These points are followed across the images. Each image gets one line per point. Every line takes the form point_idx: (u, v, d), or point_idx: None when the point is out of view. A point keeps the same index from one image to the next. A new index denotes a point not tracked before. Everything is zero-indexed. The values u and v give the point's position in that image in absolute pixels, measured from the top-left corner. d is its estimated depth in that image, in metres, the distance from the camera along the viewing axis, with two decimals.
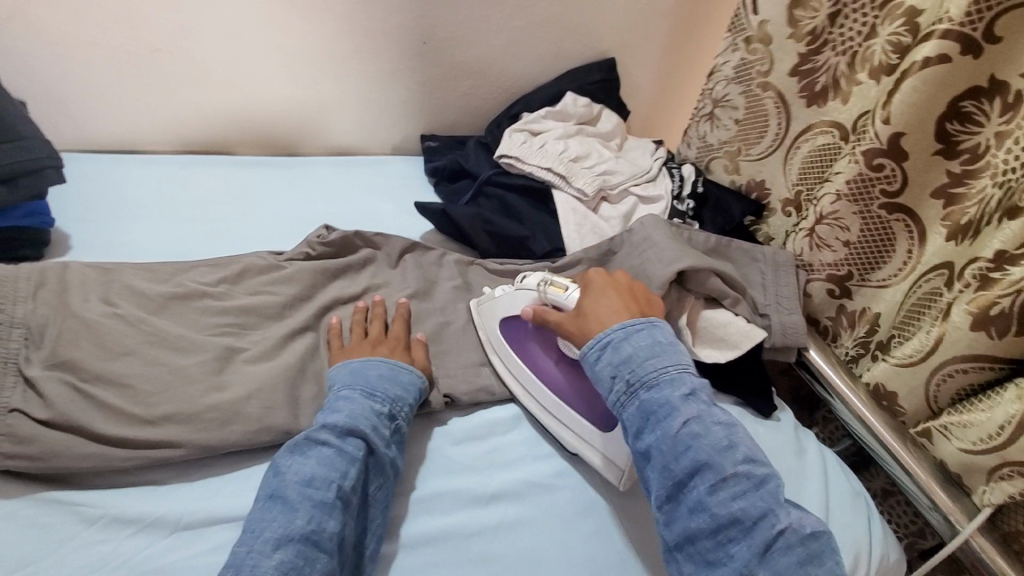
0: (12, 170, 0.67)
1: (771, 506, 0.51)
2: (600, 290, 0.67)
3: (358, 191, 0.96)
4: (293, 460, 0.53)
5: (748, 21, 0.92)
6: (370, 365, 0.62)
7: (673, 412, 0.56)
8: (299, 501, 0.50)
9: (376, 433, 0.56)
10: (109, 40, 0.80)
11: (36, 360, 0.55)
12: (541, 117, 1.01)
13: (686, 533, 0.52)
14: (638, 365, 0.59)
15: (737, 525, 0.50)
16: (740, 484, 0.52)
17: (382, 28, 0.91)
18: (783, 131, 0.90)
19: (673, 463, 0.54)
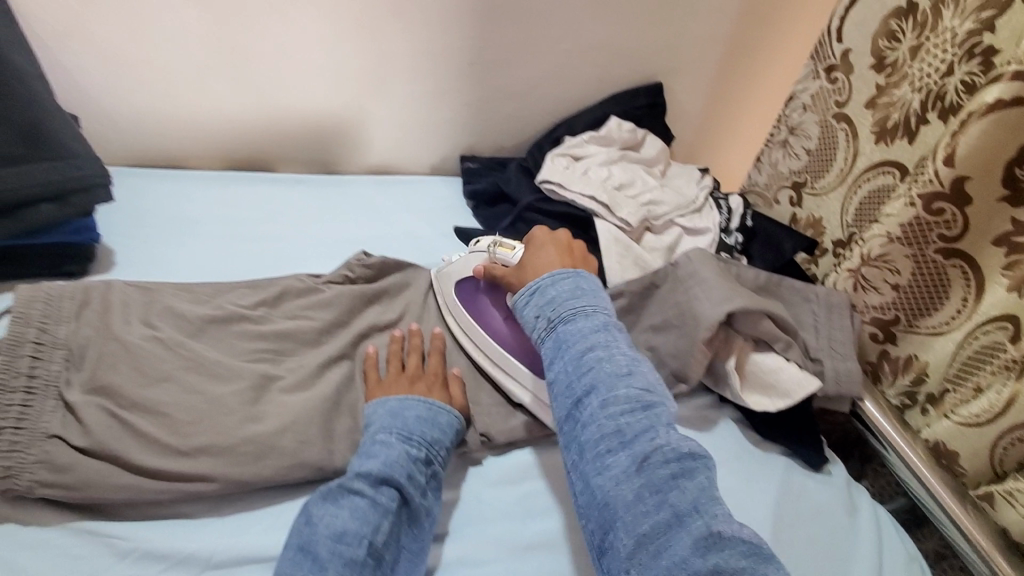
0: (64, 186, 0.67)
1: (657, 425, 0.50)
2: (541, 245, 0.68)
3: (396, 212, 0.95)
4: (326, 510, 0.51)
5: (833, 49, 0.88)
6: (407, 406, 0.61)
7: (580, 338, 0.55)
8: (329, 559, 0.47)
9: (410, 483, 0.54)
10: (163, 58, 0.81)
11: (76, 384, 0.55)
12: (584, 142, 0.99)
13: (576, 448, 0.51)
14: (558, 302, 0.59)
15: (619, 439, 0.49)
16: (631, 405, 0.51)
17: (429, 50, 0.90)
18: (849, 166, 0.86)
19: (573, 383, 0.53)
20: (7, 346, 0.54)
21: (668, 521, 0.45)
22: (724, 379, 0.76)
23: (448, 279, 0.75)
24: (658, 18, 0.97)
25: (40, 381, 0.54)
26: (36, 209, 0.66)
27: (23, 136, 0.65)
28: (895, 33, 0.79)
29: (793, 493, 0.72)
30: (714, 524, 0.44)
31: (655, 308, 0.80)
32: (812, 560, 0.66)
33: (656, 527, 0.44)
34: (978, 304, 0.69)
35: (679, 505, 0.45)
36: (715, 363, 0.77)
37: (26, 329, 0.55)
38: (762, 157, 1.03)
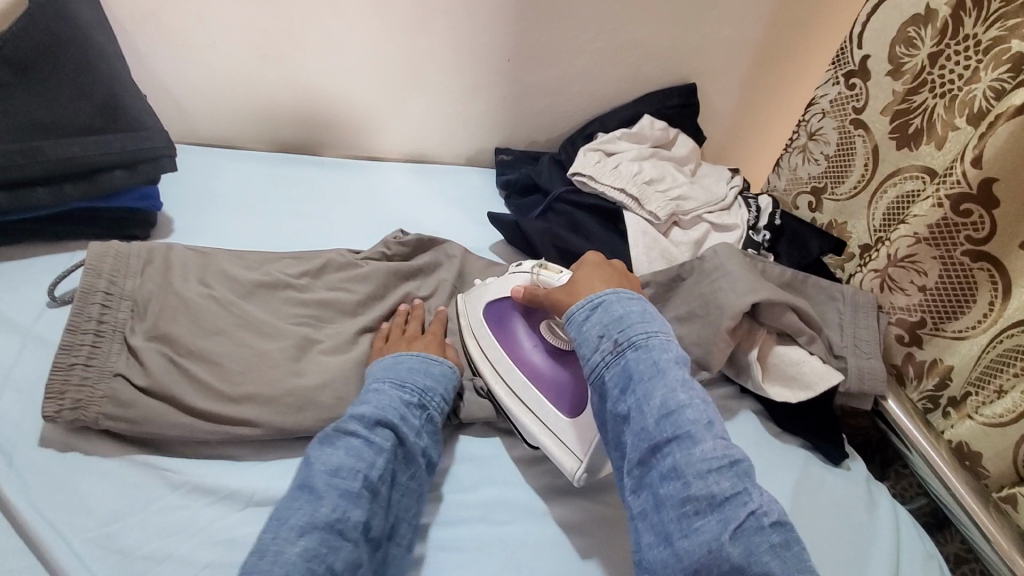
0: (133, 158, 0.73)
1: (746, 485, 0.49)
2: (590, 267, 0.68)
3: (432, 199, 0.99)
4: (323, 447, 0.53)
5: (852, 56, 0.90)
6: (400, 359, 0.63)
7: (658, 377, 0.54)
8: (326, 489, 0.50)
9: (404, 424, 0.57)
10: (224, 45, 0.87)
11: (139, 331, 0.60)
12: (616, 138, 1.01)
13: (655, 500, 0.50)
14: (629, 328, 0.58)
15: (708, 498, 0.48)
16: (719, 462, 0.49)
17: (469, 46, 0.94)
18: (868, 175, 0.88)
19: (650, 427, 0.52)
20: (79, 295, 0.60)
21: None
22: (747, 371, 0.77)
23: (483, 300, 0.74)
24: (693, 21, 1.00)
25: (109, 326, 0.59)
26: (111, 175, 0.72)
27: (105, 111, 0.72)
28: (913, 39, 0.80)
29: (812, 484, 0.73)
30: None
31: (679, 299, 0.82)
32: (826, 546, 0.67)
33: None
34: (1006, 306, 0.69)
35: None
36: (738, 354, 0.78)
37: (97, 281, 0.61)
38: (782, 162, 1.05)
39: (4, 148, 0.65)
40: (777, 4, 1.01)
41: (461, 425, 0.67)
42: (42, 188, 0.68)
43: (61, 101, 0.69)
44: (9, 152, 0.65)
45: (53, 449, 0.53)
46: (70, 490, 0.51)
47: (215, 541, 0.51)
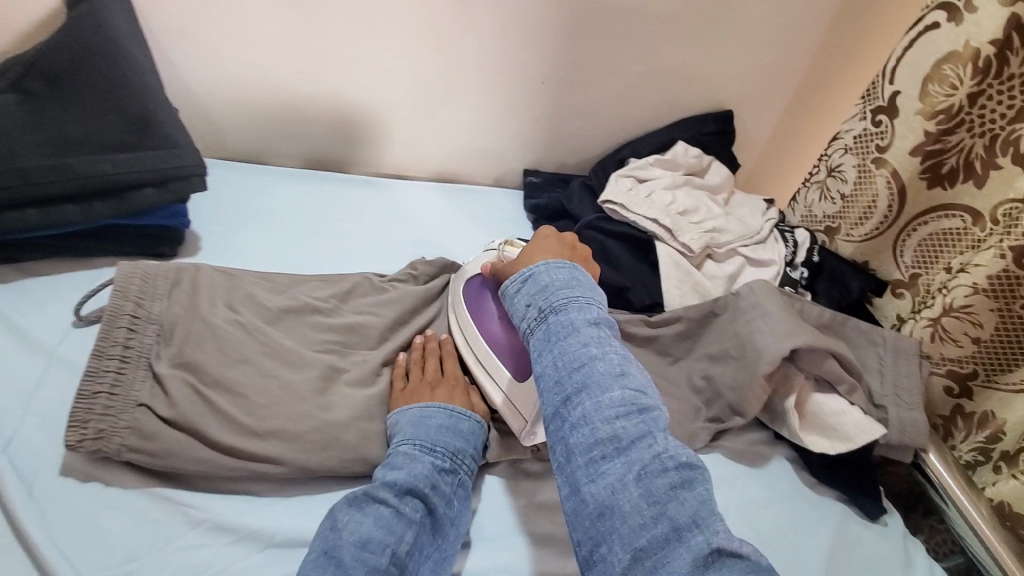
0: (166, 172, 0.72)
1: (653, 430, 0.47)
2: (541, 239, 0.67)
3: (462, 221, 0.98)
4: (351, 516, 0.51)
5: (882, 91, 0.85)
6: (429, 414, 0.62)
7: (573, 333, 0.53)
8: (354, 565, 0.48)
9: (435, 493, 0.55)
10: (259, 60, 0.86)
11: (165, 357, 0.59)
12: (648, 164, 0.99)
13: (565, 452, 0.49)
14: (551, 291, 0.57)
15: (614, 442, 0.47)
16: (626, 407, 0.48)
17: (505, 67, 0.93)
18: (891, 216, 0.85)
19: (562, 380, 0.51)
20: (106, 318, 0.59)
21: (666, 533, 0.42)
22: (783, 417, 0.75)
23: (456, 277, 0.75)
24: (732, 47, 0.97)
25: (134, 352, 0.58)
26: (141, 192, 0.71)
27: (135, 126, 0.71)
28: (949, 78, 0.76)
29: (849, 542, 0.70)
30: (712, 533, 0.42)
31: (712, 337, 0.80)
32: None
33: (653, 539, 0.42)
34: None
35: (677, 517, 0.43)
36: (774, 399, 0.75)
37: (124, 304, 0.60)
38: (798, 196, 1.02)
39: (36, 164, 0.64)
40: (819, 33, 0.98)
41: (486, 465, 0.65)
42: (72, 205, 0.67)
43: (95, 117, 0.69)
44: (41, 169, 0.65)
45: (73, 479, 0.52)
46: (89, 525, 0.50)
47: None
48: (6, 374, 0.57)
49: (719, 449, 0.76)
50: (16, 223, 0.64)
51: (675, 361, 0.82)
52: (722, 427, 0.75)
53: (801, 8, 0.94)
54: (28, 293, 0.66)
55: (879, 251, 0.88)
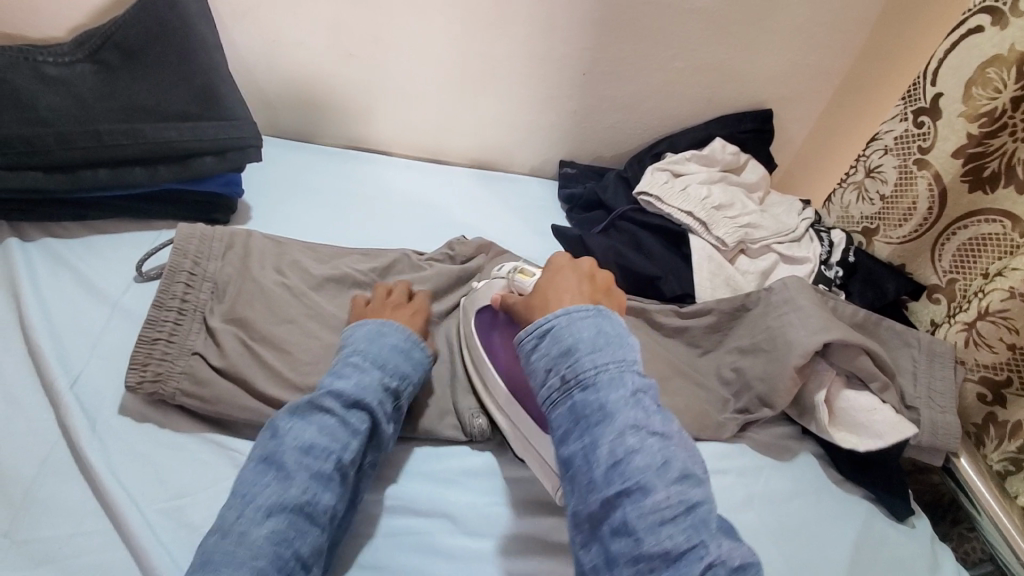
0: (223, 144, 0.75)
1: (703, 536, 0.44)
2: (560, 271, 0.62)
3: (499, 207, 1.00)
4: (294, 424, 0.52)
5: (924, 92, 0.85)
6: (384, 333, 0.61)
7: (608, 420, 0.48)
8: (295, 470, 0.50)
9: (382, 407, 0.56)
10: (311, 43, 0.89)
11: (217, 312, 0.63)
12: (685, 159, 0.99)
13: (605, 558, 0.45)
14: (579, 361, 0.51)
15: (662, 557, 0.43)
16: (674, 510, 0.44)
17: (548, 58, 0.94)
18: (932, 218, 0.85)
19: (599, 478, 0.47)
20: (167, 273, 0.63)
21: None
22: (811, 412, 0.75)
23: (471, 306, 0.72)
24: (775, 46, 0.97)
25: (190, 306, 0.62)
26: (202, 160, 0.75)
27: (199, 98, 0.75)
28: (993, 82, 0.75)
29: (874, 539, 0.70)
30: None
31: (742, 331, 0.81)
32: None
33: None
34: None
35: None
36: (803, 394, 0.76)
37: (182, 261, 0.64)
38: (833, 198, 1.01)
39: (110, 128, 0.70)
40: (866, 34, 0.97)
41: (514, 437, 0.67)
42: (139, 168, 0.72)
43: (162, 88, 0.73)
44: (115, 133, 0.70)
45: (130, 419, 0.55)
46: (144, 459, 0.53)
47: None
48: (73, 319, 0.61)
49: (746, 440, 0.76)
50: (90, 180, 0.70)
51: (704, 353, 0.83)
52: (750, 419, 0.76)
53: (848, 8, 0.94)
54: (94, 248, 0.70)
55: (914, 255, 0.88)
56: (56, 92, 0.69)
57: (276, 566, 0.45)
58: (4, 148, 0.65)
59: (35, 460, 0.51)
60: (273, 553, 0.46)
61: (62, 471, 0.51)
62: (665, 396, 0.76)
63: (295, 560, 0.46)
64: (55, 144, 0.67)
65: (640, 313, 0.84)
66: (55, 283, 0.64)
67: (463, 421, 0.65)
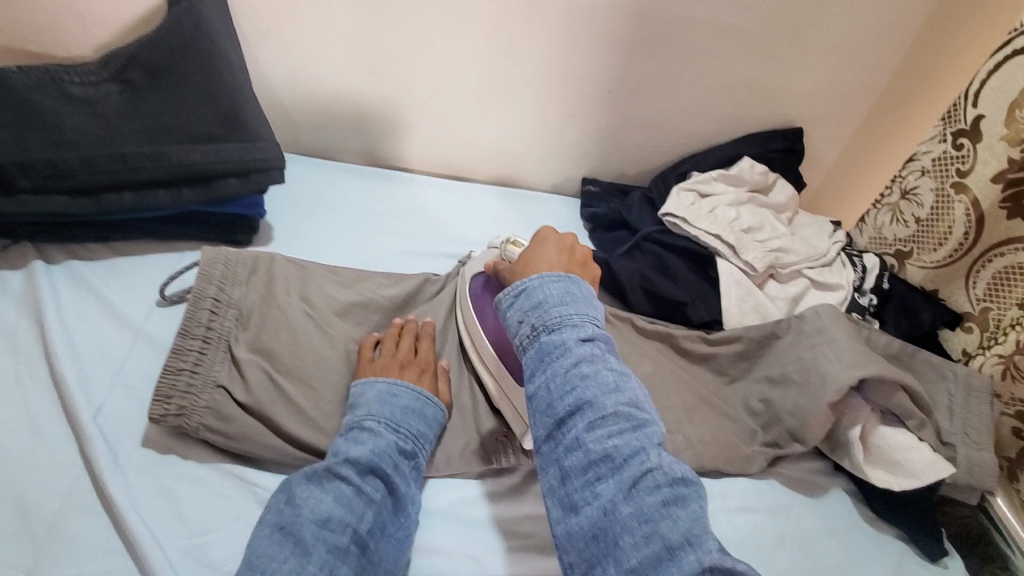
0: (248, 167, 0.75)
1: (646, 447, 0.47)
2: (542, 242, 0.63)
3: (520, 225, 0.99)
4: (310, 492, 0.51)
5: (964, 113, 0.82)
6: (396, 393, 0.61)
7: (567, 354, 0.51)
8: (314, 544, 0.48)
9: (396, 475, 0.56)
10: (335, 61, 0.89)
11: (242, 342, 0.62)
12: (712, 179, 0.97)
13: (559, 474, 0.48)
14: (546, 308, 0.53)
15: (608, 463, 0.46)
16: (620, 424, 0.48)
17: (574, 75, 0.92)
18: (970, 242, 0.81)
19: (555, 402, 0.49)
20: (193, 297, 0.63)
21: (658, 554, 0.42)
22: (844, 448, 0.72)
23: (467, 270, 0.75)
24: (807, 64, 0.95)
25: (215, 334, 0.62)
26: (226, 182, 0.74)
27: (224, 119, 0.74)
28: None
29: None
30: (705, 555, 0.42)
31: (772, 360, 0.78)
32: None
33: (646, 561, 0.42)
34: None
35: (669, 535, 0.42)
36: (835, 429, 0.73)
37: (207, 287, 0.64)
38: (867, 219, 0.98)
39: (135, 151, 0.69)
40: (902, 52, 0.94)
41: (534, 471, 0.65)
42: (163, 191, 0.71)
43: (188, 110, 0.73)
44: (139, 155, 0.69)
45: (154, 451, 0.55)
46: (167, 493, 0.53)
47: None
48: (97, 345, 0.61)
49: (776, 475, 0.73)
50: (114, 203, 0.69)
51: (731, 382, 0.81)
52: (780, 453, 0.73)
53: (885, 26, 0.91)
54: (117, 271, 0.70)
55: (949, 280, 0.85)
56: (83, 113, 0.69)
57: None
58: (28, 171, 0.65)
59: (59, 493, 0.50)
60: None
61: (85, 505, 0.50)
62: (692, 427, 0.74)
63: None
64: (80, 166, 0.67)
65: (666, 339, 0.82)
66: (80, 307, 0.64)
67: (485, 449, 0.65)
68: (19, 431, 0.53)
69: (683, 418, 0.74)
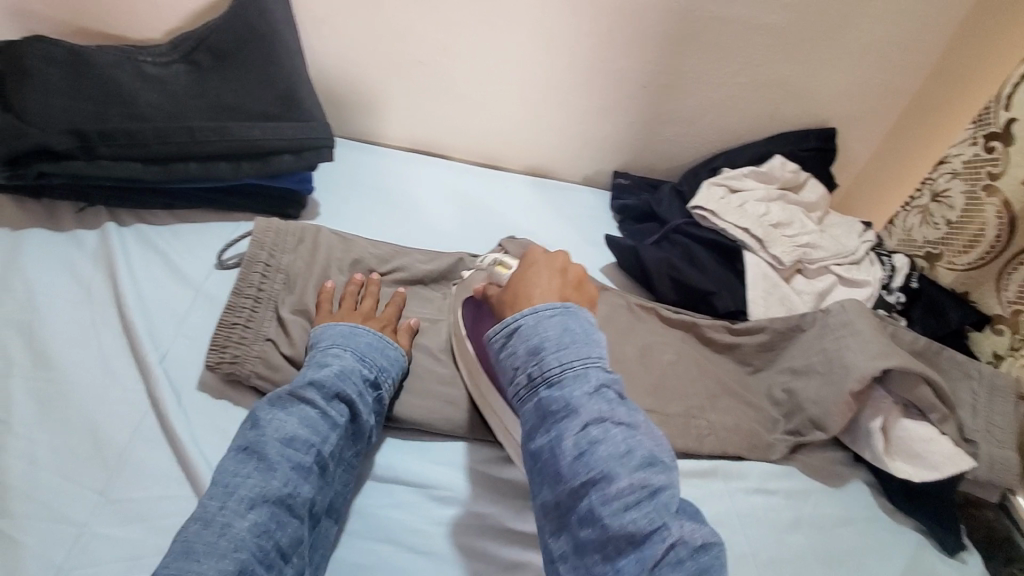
0: (300, 144, 0.79)
1: (666, 517, 0.45)
2: (532, 267, 0.62)
3: (552, 214, 1.02)
4: (275, 416, 0.54)
5: (996, 116, 0.83)
6: (358, 332, 0.64)
7: (572, 414, 0.50)
8: (278, 461, 0.51)
9: (360, 400, 0.58)
10: (382, 50, 0.93)
11: (287, 303, 0.67)
12: (743, 175, 0.98)
13: (573, 544, 0.47)
14: (544, 358, 0.53)
15: (625, 537, 0.44)
16: (635, 492, 0.45)
17: (611, 70, 0.95)
18: (1000, 245, 0.81)
19: (563, 469, 0.48)
20: (245, 262, 0.69)
21: None
22: (865, 439, 0.73)
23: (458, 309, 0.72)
24: (842, 65, 0.96)
25: (265, 295, 0.67)
26: (280, 158, 0.79)
27: (282, 100, 0.80)
28: None
29: (924, 571, 0.68)
30: None
31: (796, 352, 0.80)
32: None
33: None
34: None
35: None
36: (857, 421, 0.74)
37: (260, 253, 0.69)
38: (896, 220, 0.99)
39: (202, 125, 0.75)
40: (939, 55, 0.95)
41: None
42: (224, 163, 0.76)
43: (249, 90, 0.78)
44: (205, 129, 0.75)
45: (208, 395, 0.60)
46: (223, 434, 0.57)
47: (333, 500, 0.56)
48: (161, 301, 0.66)
49: (795, 462, 0.75)
50: (181, 172, 0.75)
51: (754, 372, 0.82)
52: (801, 441, 0.75)
53: (921, 28, 0.92)
54: (179, 236, 0.75)
55: (979, 283, 0.85)
56: (154, 90, 0.75)
57: (257, 557, 0.47)
58: (108, 140, 0.71)
59: (129, 428, 0.55)
60: (254, 545, 0.47)
61: (152, 439, 0.55)
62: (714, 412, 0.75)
63: (275, 551, 0.48)
64: (153, 138, 0.72)
65: (690, 327, 0.84)
66: (146, 265, 0.70)
67: None
68: (93, 372, 0.58)
69: (705, 403, 0.76)
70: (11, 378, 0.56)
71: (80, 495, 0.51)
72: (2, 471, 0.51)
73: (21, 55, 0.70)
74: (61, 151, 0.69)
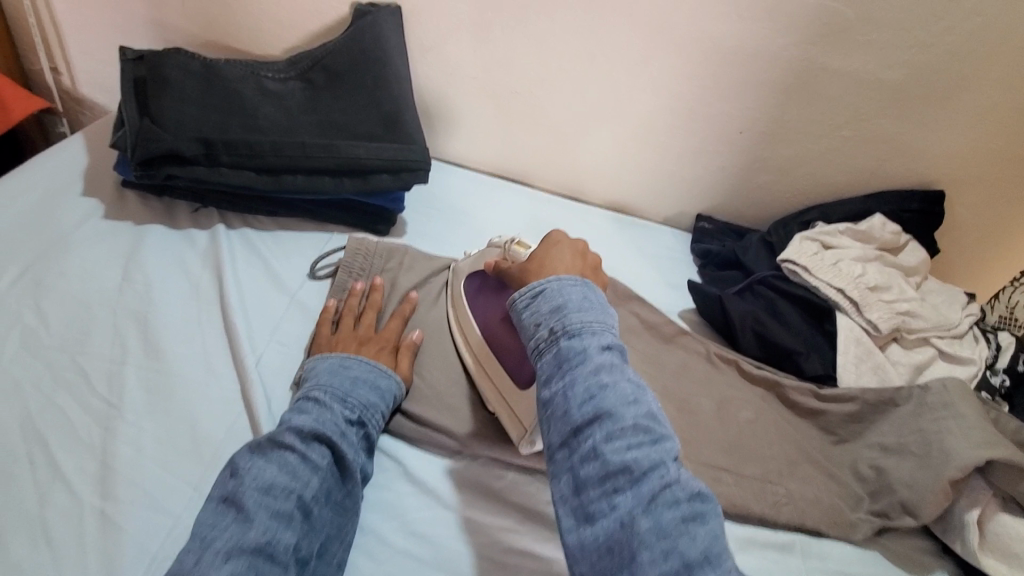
0: (399, 164, 0.81)
1: (665, 460, 0.44)
2: (555, 245, 0.62)
3: (630, 251, 1.01)
4: (255, 463, 0.52)
5: None
6: (348, 365, 0.63)
7: (585, 362, 0.48)
8: (255, 510, 0.49)
9: (342, 440, 0.57)
10: (482, 78, 0.96)
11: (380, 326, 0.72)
12: (838, 232, 0.94)
13: (574, 483, 0.45)
14: (564, 312, 0.52)
15: (626, 474, 0.43)
16: (638, 435, 0.45)
17: (708, 112, 0.94)
18: None
19: (570, 412, 0.47)
20: (337, 283, 0.73)
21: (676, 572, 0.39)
22: (960, 532, 0.67)
23: (461, 272, 0.75)
24: (957, 125, 0.90)
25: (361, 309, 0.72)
26: (379, 177, 0.81)
27: (386, 121, 0.82)
28: None
29: None
30: None
31: (887, 427, 0.75)
32: None
33: None
34: None
35: (688, 554, 0.40)
36: (952, 511, 0.68)
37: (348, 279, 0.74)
38: (999, 294, 0.92)
39: (313, 142, 0.78)
40: None
41: None
42: (329, 179, 0.80)
43: (358, 111, 0.82)
44: (316, 146, 0.78)
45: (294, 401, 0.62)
46: None
47: (411, 528, 0.58)
48: (261, 304, 0.70)
49: (880, 547, 0.69)
50: (291, 184, 0.79)
51: (839, 442, 0.77)
52: (888, 524, 0.70)
53: None
54: (280, 243, 0.79)
55: None
56: (272, 105, 0.79)
57: None
58: (231, 150, 0.76)
59: (224, 426, 0.58)
60: None
61: (243, 439, 0.57)
62: (793, 482, 0.72)
63: None
64: (270, 151, 0.76)
65: (772, 386, 0.80)
66: (249, 269, 0.74)
67: None
68: (197, 367, 0.62)
69: (784, 470, 0.73)
70: (126, 364, 0.61)
71: (176, 485, 0.53)
72: (112, 455, 0.54)
73: (162, 66, 0.76)
74: (189, 156, 0.75)
